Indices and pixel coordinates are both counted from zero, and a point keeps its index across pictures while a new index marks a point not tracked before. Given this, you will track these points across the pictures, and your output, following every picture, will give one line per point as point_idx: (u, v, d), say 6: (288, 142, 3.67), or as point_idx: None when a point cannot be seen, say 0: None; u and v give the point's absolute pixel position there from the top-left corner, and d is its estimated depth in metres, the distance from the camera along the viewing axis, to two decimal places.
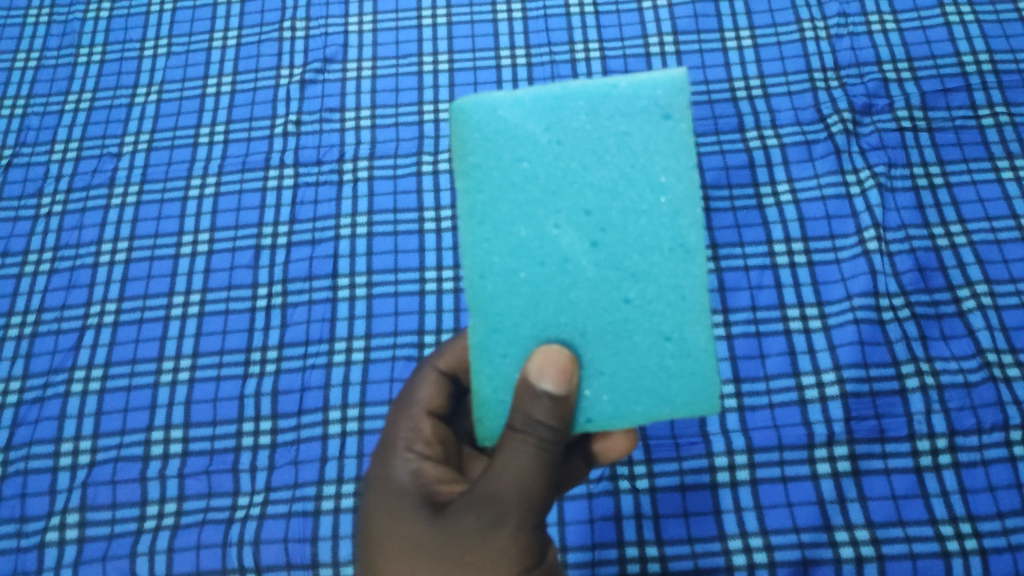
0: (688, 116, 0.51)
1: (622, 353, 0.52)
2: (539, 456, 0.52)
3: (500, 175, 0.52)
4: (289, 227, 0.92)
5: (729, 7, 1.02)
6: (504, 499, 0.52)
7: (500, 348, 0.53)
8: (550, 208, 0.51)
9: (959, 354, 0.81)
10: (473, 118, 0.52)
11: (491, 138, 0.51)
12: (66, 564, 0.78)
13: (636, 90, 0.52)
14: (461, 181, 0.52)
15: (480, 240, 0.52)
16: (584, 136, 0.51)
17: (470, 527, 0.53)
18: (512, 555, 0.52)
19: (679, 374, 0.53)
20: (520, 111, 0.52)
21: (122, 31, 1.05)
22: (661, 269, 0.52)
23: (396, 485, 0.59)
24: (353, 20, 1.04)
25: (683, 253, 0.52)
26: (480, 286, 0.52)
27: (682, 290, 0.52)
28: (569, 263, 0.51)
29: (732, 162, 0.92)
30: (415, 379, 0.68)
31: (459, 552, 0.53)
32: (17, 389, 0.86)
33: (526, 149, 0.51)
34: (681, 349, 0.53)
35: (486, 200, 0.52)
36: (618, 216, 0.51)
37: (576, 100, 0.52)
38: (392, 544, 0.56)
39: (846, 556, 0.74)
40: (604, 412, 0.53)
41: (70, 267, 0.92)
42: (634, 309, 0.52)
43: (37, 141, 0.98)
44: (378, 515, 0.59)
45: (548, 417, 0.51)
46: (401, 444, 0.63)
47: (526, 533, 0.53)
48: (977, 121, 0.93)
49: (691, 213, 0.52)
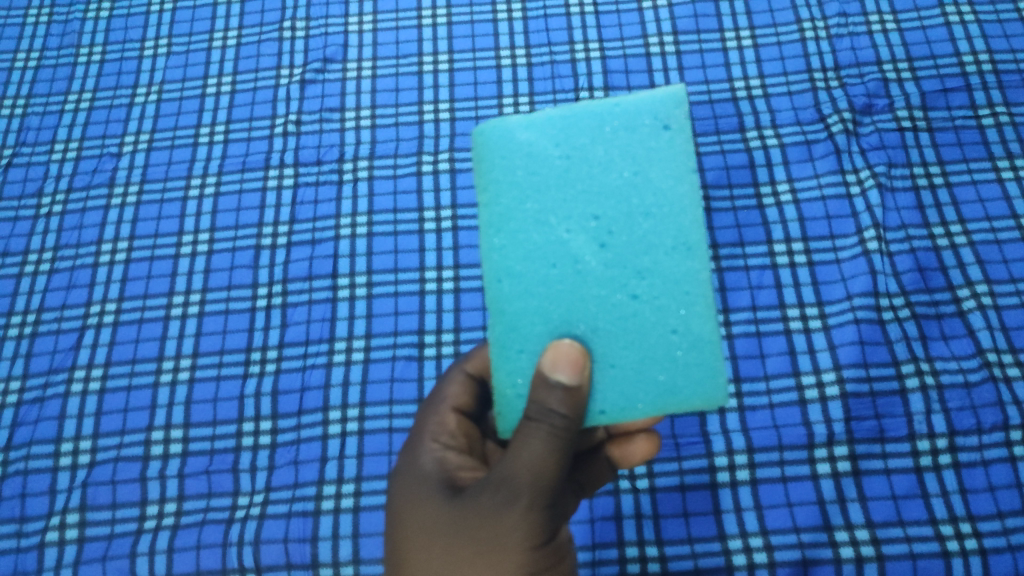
0: (687, 126, 0.52)
1: (631, 346, 0.52)
2: (551, 441, 0.51)
3: (514, 188, 0.53)
4: (289, 227, 0.92)
5: (729, 8, 1.02)
6: (516, 481, 0.52)
7: (516, 344, 0.53)
8: (561, 214, 0.52)
9: (958, 354, 0.81)
10: (491, 139, 0.53)
11: (506, 156, 0.53)
12: (66, 564, 0.78)
13: (636, 105, 0.53)
14: (478, 196, 0.53)
15: (496, 247, 0.53)
16: (592, 149, 0.52)
17: (484, 505, 0.53)
18: (522, 532, 0.52)
19: (686, 365, 0.53)
20: (531, 130, 0.53)
21: (122, 31, 1.05)
22: (666, 266, 0.52)
23: (419, 471, 0.60)
24: (353, 19, 1.04)
25: (687, 251, 0.52)
26: (497, 289, 0.53)
27: (686, 285, 0.52)
28: (580, 264, 0.52)
29: (732, 162, 0.92)
30: (443, 380, 0.69)
31: (473, 530, 0.53)
32: (17, 389, 0.86)
33: (539, 164, 0.52)
34: (687, 341, 0.52)
35: (501, 211, 0.53)
36: (625, 219, 0.52)
37: (582, 118, 0.53)
38: (411, 525, 0.57)
39: (846, 556, 0.74)
40: (616, 404, 0.53)
41: (70, 267, 0.92)
42: (642, 305, 0.52)
43: (37, 141, 0.98)
44: (399, 499, 0.59)
45: (561, 405, 0.51)
46: (426, 434, 0.63)
47: (538, 513, 0.53)
48: (976, 121, 0.93)
49: (693, 214, 0.52)
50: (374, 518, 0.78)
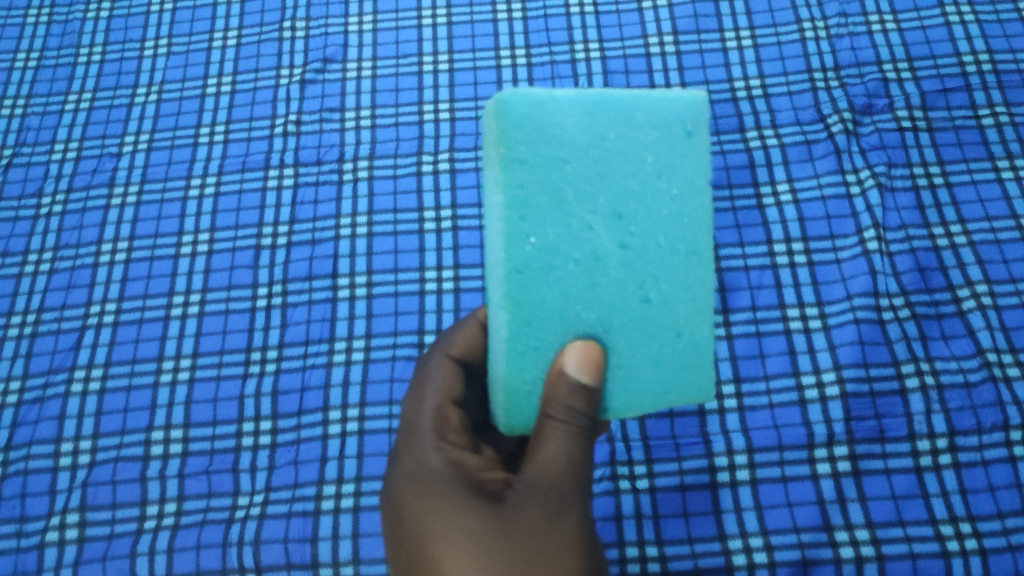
0: (706, 137, 0.54)
1: (641, 347, 0.54)
2: (586, 445, 0.54)
3: (540, 172, 0.50)
4: (289, 227, 0.92)
5: (729, 8, 1.02)
6: (565, 487, 0.53)
7: (533, 340, 0.52)
8: (585, 207, 0.51)
9: (959, 354, 0.81)
10: (517, 112, 0.50)
11: (534, 133, 0.50)
12: (66, 564, 0.78)
13: (662, 106, 0.53)
14: (503, 174, 0.50)
15: (519, 234, 0.50)
16: (619, 142, 0.52)
17: (539, 515, 0.52)
18: (578, 540, 0.53)
19: (685, 366, 0.56)
20: (560, 112, 0.51)
21: (122, 31, 1.05)
22: (678, 272, 0.54)
23: (439, 474, 0.56)
24: (353, 20, 1.04)
25: (696, 259, 0.54)
26: (517, 280, 0.51)
27: (694, 292, 0.55)
28: (601, 262, 0.52)
29: (732, 162, 0.92)
30: (428, 369, 0.66)
31: (533, 542, 0.51)
32: (17, 389, 0.86)
33: (567, 151, 0.51)
34: (689, 344, 0.56)
35: (526, 195, 0.50)
36: (644, 221, 0.53)
37: (613, 108, 0.52)
38: (454, 540, 0.52)
39: (846, 556, 0.74)
40: (621, 401, 0.56)
41: (70, 267, 0.92)
42: (654, 308, 0.54)
43: (37, 141, 0.98)
44: (425, 507, 0.55)
45: (586, 407, 0.53)
46: (431, 432, 0.60)
47: (586, 520, 0.54)
48: (976, 121, 0.93)
49: (703, 223, 0.55)
50: (374, 518, 0.78)
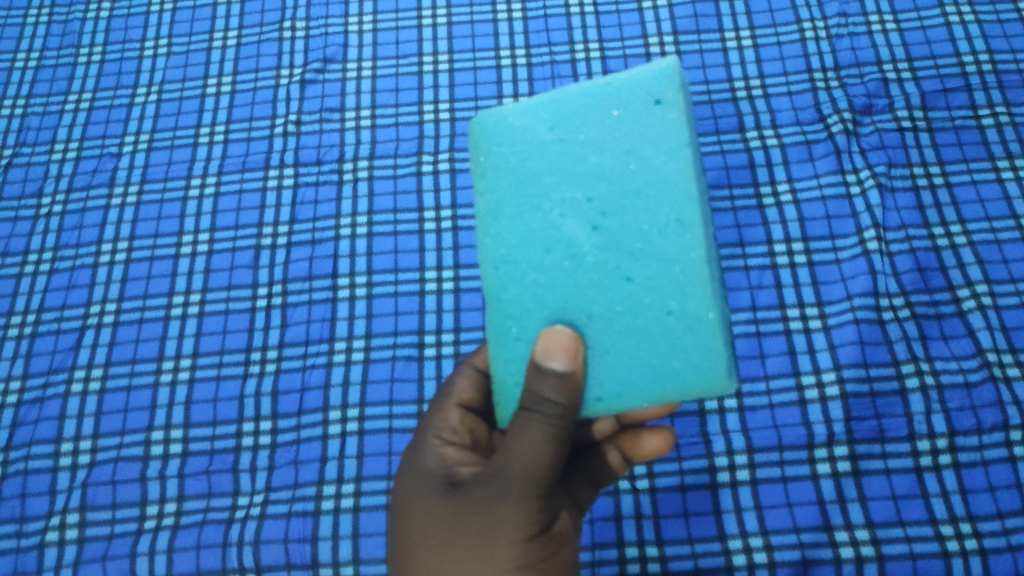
0: (678, 101, 0.52)
1: (627, 329, 0.52)
2: (540, 431, 0.52)
3: (510, 175, 0.54)
4: (289, 227, 0.92)
5: (729, 7, 1.02)
6: (508, 473, 0.53)
7: (513, 332, 0.54)
8: (555, 198, 0.53)
9: (958, 354, 0.81)
10: (488, 128, 0.55)
11: (504, 142, 0.55)
12: (66, 564, 0.78)
13: (628, 83, 0.53)
14: (478, 183, 0.56)
15: (493, 234, 0.54)
16: (586, 130, 0.53)
17: (477, 499, 0.54)
18: (514, 522, 0.53)
19: (683, 348, 0.51)
20: (527, 117, 0.54)
21: (122, 31, 1.05)
22: (659, 245, 0.51)
23: (417, 463, 0.61)
24: (353, 20, 1.04)
25: (680, 229, 0.51)
26: (495, 276, 0.54)
27: (681, 265, 0.51)
28: (572, 247, 0.52)
29: (732, 162, 0.92)
30: (452, 375, 0.68)
31: (466, 522, 0.54)
32: (17, 389, 0.86)
33: (535, 149, 0.54)
34: (683, 322, 0.51)
35: (498, 198, 0.54)
36: (618, 201, 0.52)
37: (576, 101, 0.54)
38: (409, 518, 0.58)
39: (846, 556, 0.74)
40: (612, 390, 0.53)
41: (70, 267, 0.92)
42: (636, 287, 0.52)
43: (37, 141, 0.98)
44: (401, 489, 0.60)
45: (554, 393, 0.51)
46: (430, 428, 0.63)
47: (531, 503, 0.53)
48: (976, 121, 0.92)
49: (686, 188, 0.51)
50: (374, 517, 0.78)
